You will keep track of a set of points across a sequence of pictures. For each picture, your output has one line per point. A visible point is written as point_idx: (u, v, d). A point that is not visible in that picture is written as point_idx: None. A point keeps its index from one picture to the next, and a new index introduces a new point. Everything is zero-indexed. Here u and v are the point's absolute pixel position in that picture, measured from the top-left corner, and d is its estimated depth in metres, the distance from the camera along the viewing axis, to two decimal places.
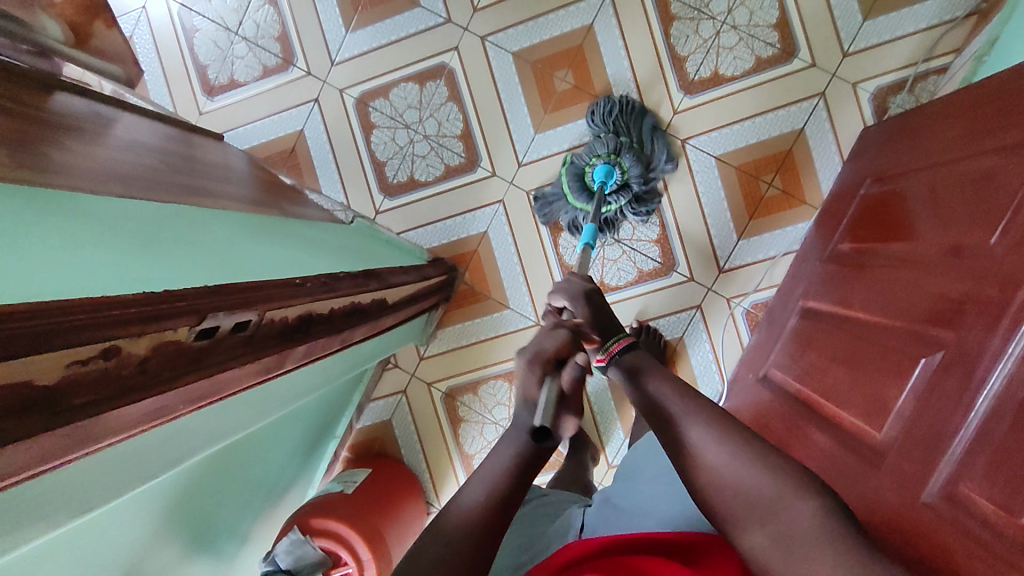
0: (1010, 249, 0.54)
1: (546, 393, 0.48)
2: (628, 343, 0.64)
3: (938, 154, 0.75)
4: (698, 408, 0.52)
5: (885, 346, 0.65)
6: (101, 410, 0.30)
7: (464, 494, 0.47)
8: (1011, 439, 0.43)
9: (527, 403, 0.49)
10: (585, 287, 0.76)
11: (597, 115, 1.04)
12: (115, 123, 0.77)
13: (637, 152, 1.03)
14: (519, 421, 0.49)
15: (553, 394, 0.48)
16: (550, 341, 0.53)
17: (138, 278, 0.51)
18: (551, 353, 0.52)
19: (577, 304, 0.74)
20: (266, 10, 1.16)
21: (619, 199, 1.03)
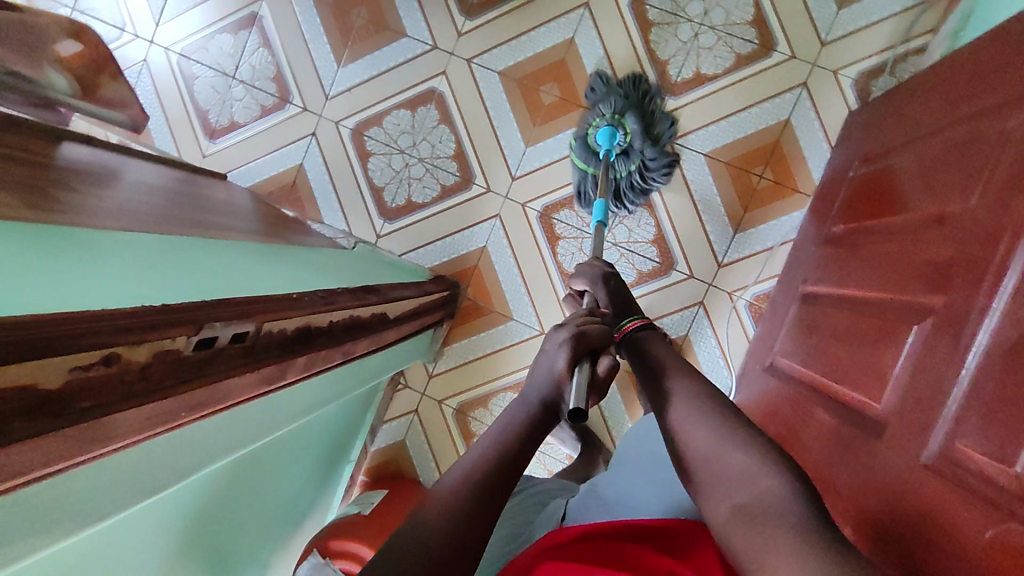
0: (991, 208, 0.54)
1: (581, 377, 0.55)
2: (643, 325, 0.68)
3: (920, 126, 0.76)
4: (702, 401, 0.54)
5: (881, 319, 0.65)
6: (106, 413, 0.32)
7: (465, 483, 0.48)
8: (1003, 390, 0.44)
9: (558, 381, 0.56)
10: (607, 271, 0.79)
11: (598, 88, 1.07)
12: (122, 168, 0.82)
13: (641, 114, 1.05)
14: (534, 390, 0.56)
15: (585, 380, 0.55)
16: (594, 330, 0.60)
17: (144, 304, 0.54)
18: (589, 341, 0.59)
19: (596, 288, 0.77)
20: (261, 53, 1.21)
21: (628, 163, 1.04)
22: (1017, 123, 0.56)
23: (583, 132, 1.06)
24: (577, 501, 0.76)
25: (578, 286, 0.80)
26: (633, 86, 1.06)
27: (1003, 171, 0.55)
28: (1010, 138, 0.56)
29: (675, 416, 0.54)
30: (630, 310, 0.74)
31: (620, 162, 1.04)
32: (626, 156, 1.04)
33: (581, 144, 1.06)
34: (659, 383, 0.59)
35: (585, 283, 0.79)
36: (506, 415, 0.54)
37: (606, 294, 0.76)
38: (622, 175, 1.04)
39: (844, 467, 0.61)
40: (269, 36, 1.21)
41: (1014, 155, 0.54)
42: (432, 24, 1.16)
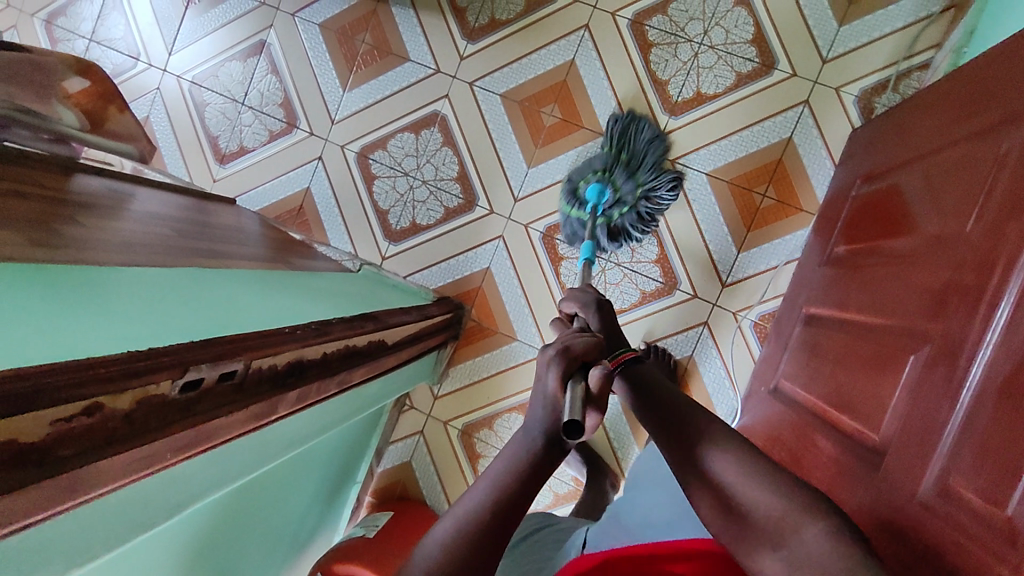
0: (985, 235, 0.54)
1: (575, 389, 0.49)
2: (635, 355, 0.65)
3: (919, 146, 0.75)
4: (723, 434, 0.49)
5: (880, 345, 0.64)
6: (88, 459, 0.33)
7: (442, 525, 0.47)
8: (993, 427, 0.44)
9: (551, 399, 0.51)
10: (599, 298, 0.79)
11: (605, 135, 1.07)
12: (131, 198, 0.84)
13: (632, 170, 1.05)
14: (534, 421, 0.51)
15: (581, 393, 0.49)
16: (579, 343, 0.56)
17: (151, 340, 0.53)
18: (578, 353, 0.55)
19: (589, 313, 0.77)
20: (269, 79, 1.24)
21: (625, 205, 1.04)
22: (1011, 148, 0.55)
23: (572, 183, 1.07)
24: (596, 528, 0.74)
25: (570, 309, 0.82)
26: (613, 140, 1.06)
27: (997, 197, 0.54)
28: (1004, 163, 0.55)
29: (700, 453, 0.48)
30: (621, 333, 0.73)
31: (610, 212, 1.05)
32: (621, 201, 1.05)
33: (570, 191, 1.07)
34: (666, 413, 0.54)
35: (579, 309, 0.79)
36: (505, 458, 0.49)
37: (599, 319, 0.75)
38: (623, 215, 1.05)
39: (842, 499, 0.60)
40: (277, 63, 1.23)
41: (1007, 180, 0.53)
42: (434, 48, 1.18)
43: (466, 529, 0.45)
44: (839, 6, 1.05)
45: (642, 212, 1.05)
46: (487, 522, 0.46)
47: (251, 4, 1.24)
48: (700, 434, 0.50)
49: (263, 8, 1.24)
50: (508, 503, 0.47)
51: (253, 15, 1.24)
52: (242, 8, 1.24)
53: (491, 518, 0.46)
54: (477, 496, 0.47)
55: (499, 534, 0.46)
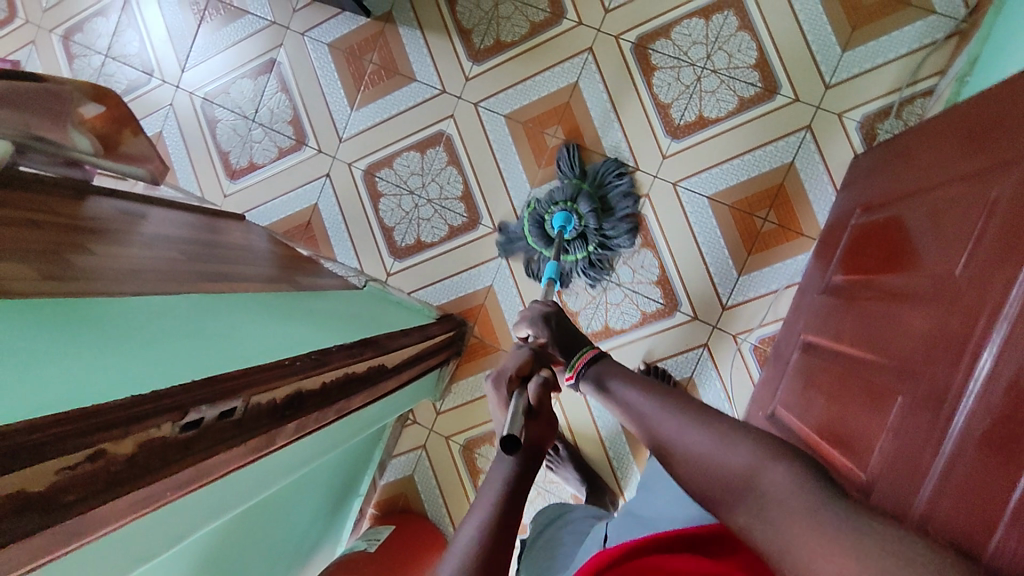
0: (973, 281, 0.54)
1: (514, 404, 0.58)
2: (593, 357, 0.70)
3: (917, 181, 0.76)
4: (706, 415, 0.51)
5: (871, 382, 0.65)
6: (91, 503, 0.35)
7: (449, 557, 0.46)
8: (974, 481, 0.45)
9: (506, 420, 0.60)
10: (545, 310, 0.81)
11: (564, 161, 1.11)
12: (142, 219, 0.87)
13: (593, 196, 1.07)
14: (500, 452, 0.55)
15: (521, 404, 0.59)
16: (513, 365, 0.69)
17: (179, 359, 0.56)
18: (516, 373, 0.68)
19: (538, 327, 0.78)
20: (279, 97, 1.26)
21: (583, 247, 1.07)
22: (1000, 195, 0.55)
23: (537, 214, 1.07)
24: (617, 524, 0.75)
25: (522, 331, 0.83)
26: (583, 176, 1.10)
27: (986, 244, 0.55)
28: (993, 209, 0.56)
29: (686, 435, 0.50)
30: (578, 336, 0.76)
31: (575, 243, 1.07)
32: (583, 239, 1.07)
33: (534, 223, 1.07)
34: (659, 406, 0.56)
35: (528, 327, 0.80)
36: (486, 491, 0.51)
37: (548, 332, 0.77)
38: (577, 258, 1.08)
39: None
40: (286, 82, 1.26)
41: (996, 228, 0.54)
42: (440, 68, 1.20)
43: (463, 562, 0.44)
44: (843, 31, 1.05)
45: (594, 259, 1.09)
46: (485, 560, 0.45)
47: (262, 24, 1.27)
48: (688, 419, 0.52)
49: (274, 27, 1.26)
50: (495, 536, 0.46)
51: (263, 34, 1.27)
52: (253, 27, 1.27)
53: (487, 547, 0.46)
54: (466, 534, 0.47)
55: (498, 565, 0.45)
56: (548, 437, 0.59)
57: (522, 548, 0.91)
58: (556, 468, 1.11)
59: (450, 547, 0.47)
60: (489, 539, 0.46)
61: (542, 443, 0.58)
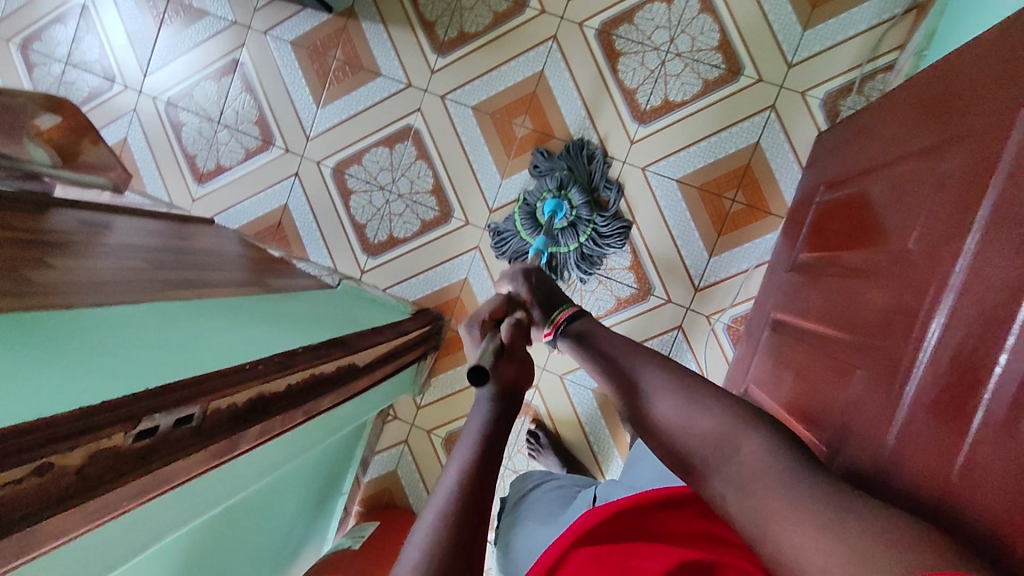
0: (923, 255, 0.56)
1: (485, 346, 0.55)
2: (573, 314, 0.69)
3: (877, 156, 0.77)
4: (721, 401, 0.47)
5: (832, 357, 0.66)
6: (41, 517, 0.35)
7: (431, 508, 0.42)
8: (924, 450, 0.46)
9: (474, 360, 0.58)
10: (527, 268, 0.78)
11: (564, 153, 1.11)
12: (106, 229, 0.86)
13: (587, 189, 1.09)
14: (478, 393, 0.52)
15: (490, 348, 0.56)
16: (488, 308, 0.67)
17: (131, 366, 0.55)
18: (488, 316, 0.66)
19: (516, 282, 0.75)
20: (243, 98, 1.25)
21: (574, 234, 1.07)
22: (949, 170, 0.57)
23: (530, 205, 1.10)
24: (605, 488, 0.78)
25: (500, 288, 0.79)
26: (581, 160, 1.10)
27: (936, 217, 0.56)
28: (943, 184, 0.57)
29: (703, 415, 0.46)
30: (558, 293, 0.74)
31: (570, 235, 1.07)
32: (575, 229, 1.08)
33: (528, 213, 1.10)
34: (661, 384, 0.52)
35: (506, 284, 0.77)
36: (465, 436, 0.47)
37: (528, 287, 0.74)
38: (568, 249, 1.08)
39: None
40: (250, 82, 1.24)
41: (946, 202, 0.55)
42: (405, 62, 1.19)
43: (442, 515, 0.41)
44: (804, 10, 1.05)
45: (586, 253, 1.09)
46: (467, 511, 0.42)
47: (223, 24, 1.25)
48: (702, 399, 0.48)
49: (235, 27, 1.24)
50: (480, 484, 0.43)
51: (225, 34, 1.25)
52: (214, 27, 1.25)
53: (469, 491, 0.43)
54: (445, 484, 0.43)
55: (479, 515, 0.42)
56: (523, 384, 0.54)
57: (502, 506, 0.94)
58: (537, 456, 1.10)
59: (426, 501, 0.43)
60: (467, 491, 0.42)
61: (517, 391, 0.53)
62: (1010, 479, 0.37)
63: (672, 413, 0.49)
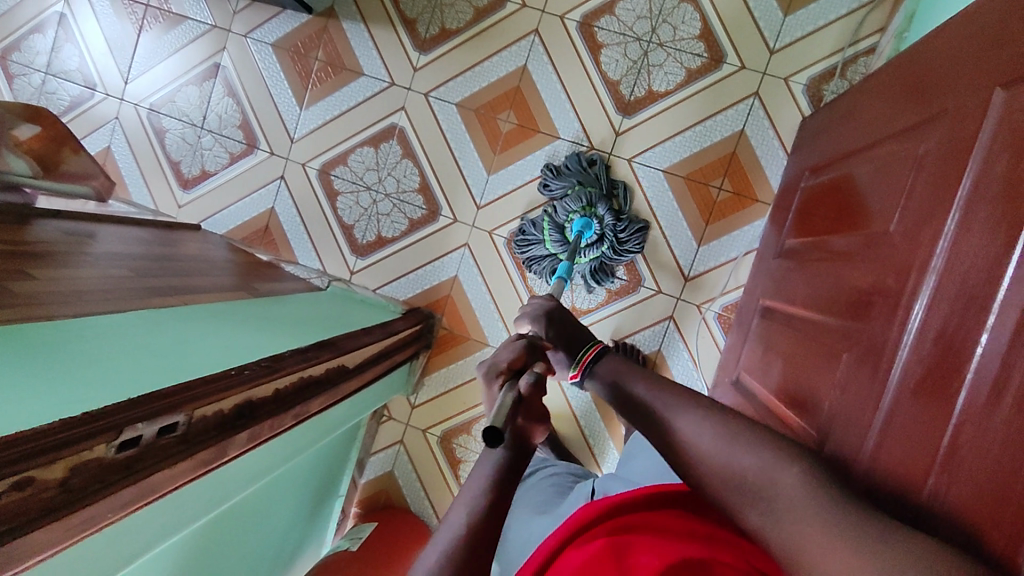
0: (905, 236, 0.56)
1: (503, 397, 0.52)
2: (599, 351, 0.66)
3: (860, 138, 0.77)
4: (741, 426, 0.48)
5: (819, 341, 0.66)
6: (25, 532, 0.35)
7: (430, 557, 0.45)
8: (910, 429, 0.46)
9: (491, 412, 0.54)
10: (546, 307, 0.74)
11: (573, 162, 1.08)
12: (90, 239, 0.85)
13: (609, 201, 1.06)
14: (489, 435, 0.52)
15: (509, 399, 0.52)
16: (506, 356, 0.60)
17: (118, 375, 0.55)
18: (506, 366, 0.59)
19: (539, 326, 0.72)
20: (226, 102, 1.24)
21: (595, 249, 1.06)
22: (928, 150, 0.57)
23: (556, 220, 1.06)
24: (603, 481, 0.77)
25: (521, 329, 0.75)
26: (593, 169, 1.07)
27: (917, 198, 0.56)
28: (922, 164, 0.57)
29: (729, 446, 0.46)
30: (581, 332, 0.71)
31: (590, 248, 1.06)
32: (598, 242, 1.06)
33: (554, 228, 1.06)
34: (694, 415, 0.50)
35: (529, 324, 0.74)
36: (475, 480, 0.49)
37: (550, 330, 0.71)
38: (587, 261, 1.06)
39: None
40: (232, 85, 1.24)
41: (926, 182, 0.55)
42: (387, 60, 1.18)
43: (448, 551, 0.45)
44: None
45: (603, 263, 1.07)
46: (471, 545, 0.45)
47: (203, 28, 1.24)
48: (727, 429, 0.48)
49: (215, 31, 1.23)
50: (484, 535, 0.46)
51: (205, 38, 1.24)
52: (194, 32, 1.24)
53: (472, 541, 0.45)
54: (453, 521, 0.47)
55: (484, 551, 0.45)
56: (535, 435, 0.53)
57: None
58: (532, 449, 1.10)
59: (433, 540, 0.46)
60: (470, 543, 0.45)
61: (525, 438, 0.52)
62: (996, 457, 0.38)
63: (698, 444, 0.48)
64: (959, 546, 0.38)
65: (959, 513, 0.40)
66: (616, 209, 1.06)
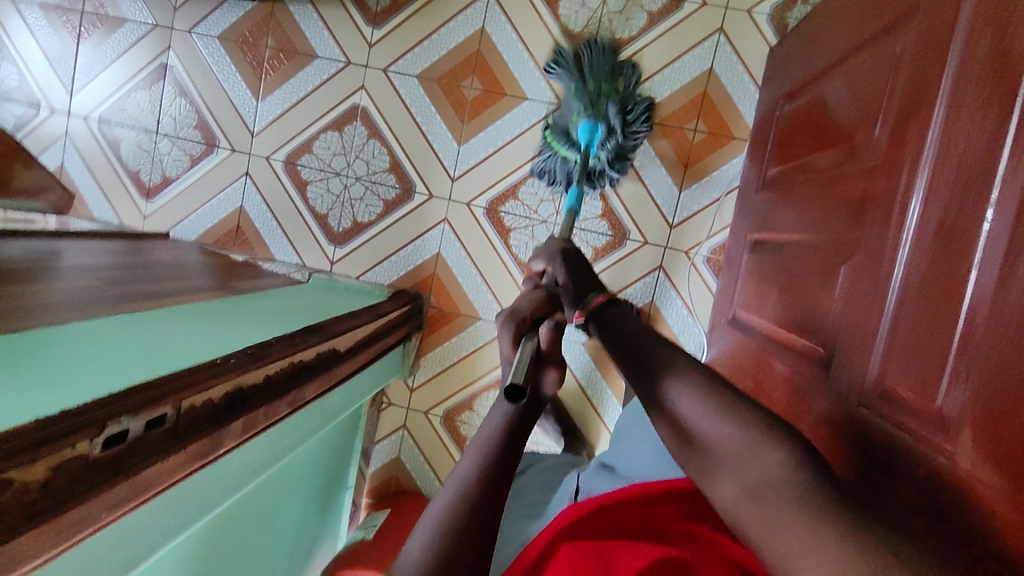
0: (890, 138, 0.54)
1: (522, 349, 0.50)
2: (609, 299, 0.64)
3: (830, 56, 0.75)
4: None
5: (814, 262, 0.65)
6: (8, 539, 0.33)
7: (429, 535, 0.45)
8: (919, 326, 0.45)
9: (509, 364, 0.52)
10: (563, 246, 0.73)
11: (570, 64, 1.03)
12: (54, 254, 0.81)
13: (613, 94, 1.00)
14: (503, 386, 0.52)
15: (529, 350, 0.51)
16: (525, 303, 0.58)
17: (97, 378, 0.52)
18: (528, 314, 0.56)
19: (555, 265, 0.70)
20: (179, 103, 1.19)
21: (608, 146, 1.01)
22: (903, 49, 0.55)
23: (561, 125, 1.03)
24: (588, 476, 0.77)
25: (537, 266, 0.74)
26: (594, 66, 1.02)
27: (897, 99, 0.55)
28: (900, 64, 0.55)
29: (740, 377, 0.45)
30: (594, 276, 0.69)
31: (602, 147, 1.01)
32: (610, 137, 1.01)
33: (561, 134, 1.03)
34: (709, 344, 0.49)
35: (544, 263, 0.72)
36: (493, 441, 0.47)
37: (565, 271, 0.69)
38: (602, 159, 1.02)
39: (801, 416, 0.62)
40: (183, 85, 1.19)
41: (905, 80, 0.54)
42: (340, 39, 1.14)
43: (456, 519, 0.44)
44: None
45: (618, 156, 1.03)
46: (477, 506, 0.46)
47: (144, 29, 1.19)
48: None
49: (158, 31, 1.18)
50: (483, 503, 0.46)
51: (149, 38, 1.19)
52: (136, 34, 1.19)
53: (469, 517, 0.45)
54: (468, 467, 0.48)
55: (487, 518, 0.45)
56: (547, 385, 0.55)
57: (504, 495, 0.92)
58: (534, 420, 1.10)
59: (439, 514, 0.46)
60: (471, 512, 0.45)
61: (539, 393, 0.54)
62: (1008, 340, 0.37)
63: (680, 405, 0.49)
64: (983, 436, 0.38)
65: (977, 402, 0.39)
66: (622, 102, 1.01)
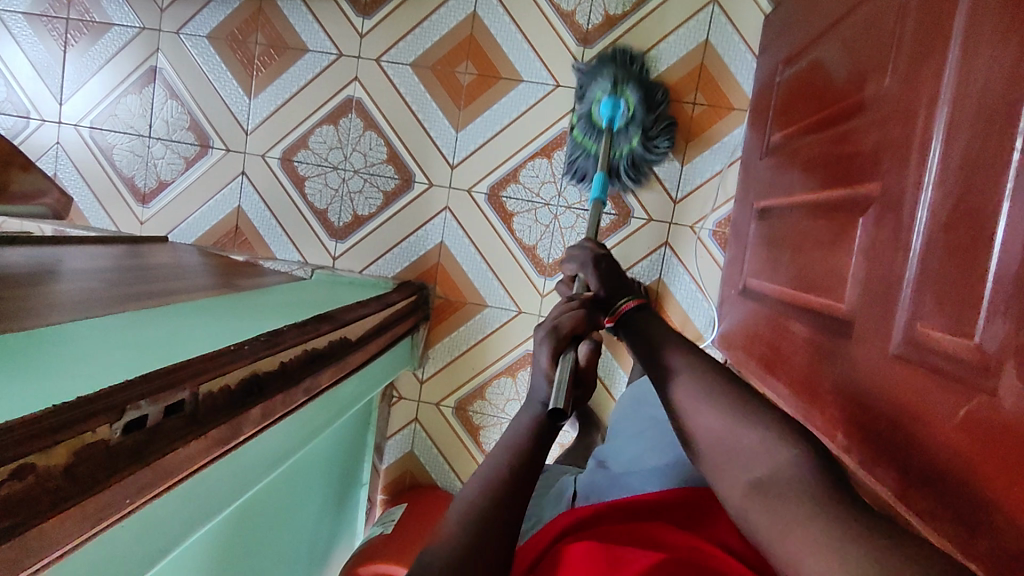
0: (903, 84, 0.54)
1: (561, 372, 0.53)
2: (638, 303, 0.62)
3: (830, 14, 0.74)
4: None
5: (828, 220, 0.64)
6: (32, 526, 0.32)
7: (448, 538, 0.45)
8: (948, 268, 0.45)
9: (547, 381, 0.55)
10: (596, 252, 0.71)
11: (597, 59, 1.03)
12: (56, 259, 0.80)
13: (641, 86, 1.00)
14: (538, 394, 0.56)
15: (567, 373, 0.53)
16: (567, 317, 0.58)
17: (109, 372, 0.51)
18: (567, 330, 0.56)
19: (587, 271, 0.69)
20: (170, 105, 1.18)
21: (629, 138, 1.01)
22: None
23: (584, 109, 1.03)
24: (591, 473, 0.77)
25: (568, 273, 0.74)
26: (624, 57, 1.02)
27: (907, 44, 0.54)
28: (907, 9, 0.55)
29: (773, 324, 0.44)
30: (626, 282, 0.67)
31: (622, 138, 1.01)
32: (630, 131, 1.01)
33: (583, 117, 1.03)
34: None
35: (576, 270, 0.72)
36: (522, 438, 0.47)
37: (597, 277, 0.68)
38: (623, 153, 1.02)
39: (824, 374, 0.61)
40: (173, 87, 1.17)
41: (914, 24, 0.53)
42: (331, 31, 1.13)
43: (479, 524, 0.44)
44: None
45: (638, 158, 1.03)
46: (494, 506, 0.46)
47: (131, 32, 1.17)
48: None
49: (145, 33, 1.17)
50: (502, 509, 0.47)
51: (136, 41, 1.17)
52: (122, 38, 1.17)
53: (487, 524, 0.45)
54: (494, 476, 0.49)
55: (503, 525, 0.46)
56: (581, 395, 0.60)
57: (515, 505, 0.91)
58: None
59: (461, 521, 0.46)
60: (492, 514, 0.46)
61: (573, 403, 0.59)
62: None
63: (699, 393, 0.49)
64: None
65: (1016, 337, 0.38)
66: (648, 96, 1.01)
